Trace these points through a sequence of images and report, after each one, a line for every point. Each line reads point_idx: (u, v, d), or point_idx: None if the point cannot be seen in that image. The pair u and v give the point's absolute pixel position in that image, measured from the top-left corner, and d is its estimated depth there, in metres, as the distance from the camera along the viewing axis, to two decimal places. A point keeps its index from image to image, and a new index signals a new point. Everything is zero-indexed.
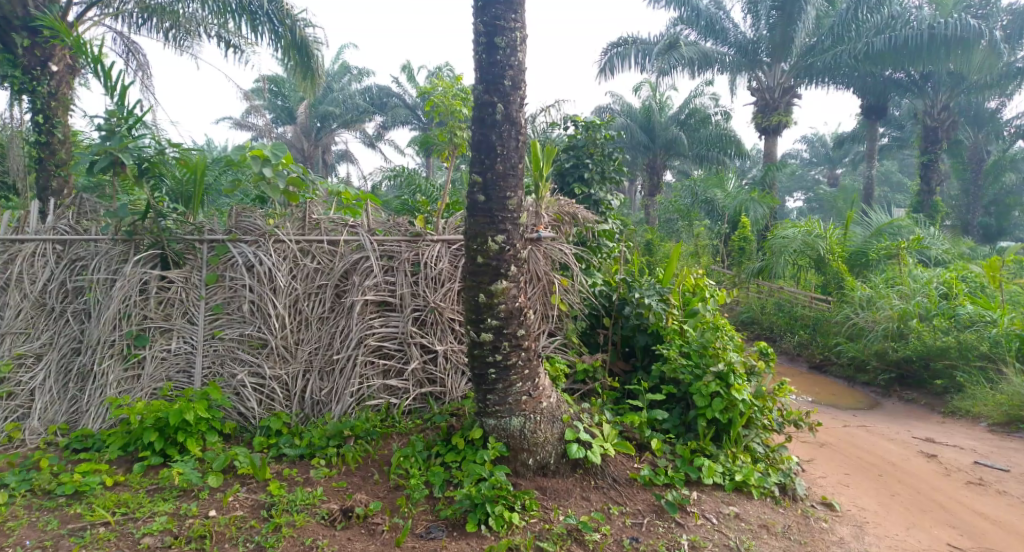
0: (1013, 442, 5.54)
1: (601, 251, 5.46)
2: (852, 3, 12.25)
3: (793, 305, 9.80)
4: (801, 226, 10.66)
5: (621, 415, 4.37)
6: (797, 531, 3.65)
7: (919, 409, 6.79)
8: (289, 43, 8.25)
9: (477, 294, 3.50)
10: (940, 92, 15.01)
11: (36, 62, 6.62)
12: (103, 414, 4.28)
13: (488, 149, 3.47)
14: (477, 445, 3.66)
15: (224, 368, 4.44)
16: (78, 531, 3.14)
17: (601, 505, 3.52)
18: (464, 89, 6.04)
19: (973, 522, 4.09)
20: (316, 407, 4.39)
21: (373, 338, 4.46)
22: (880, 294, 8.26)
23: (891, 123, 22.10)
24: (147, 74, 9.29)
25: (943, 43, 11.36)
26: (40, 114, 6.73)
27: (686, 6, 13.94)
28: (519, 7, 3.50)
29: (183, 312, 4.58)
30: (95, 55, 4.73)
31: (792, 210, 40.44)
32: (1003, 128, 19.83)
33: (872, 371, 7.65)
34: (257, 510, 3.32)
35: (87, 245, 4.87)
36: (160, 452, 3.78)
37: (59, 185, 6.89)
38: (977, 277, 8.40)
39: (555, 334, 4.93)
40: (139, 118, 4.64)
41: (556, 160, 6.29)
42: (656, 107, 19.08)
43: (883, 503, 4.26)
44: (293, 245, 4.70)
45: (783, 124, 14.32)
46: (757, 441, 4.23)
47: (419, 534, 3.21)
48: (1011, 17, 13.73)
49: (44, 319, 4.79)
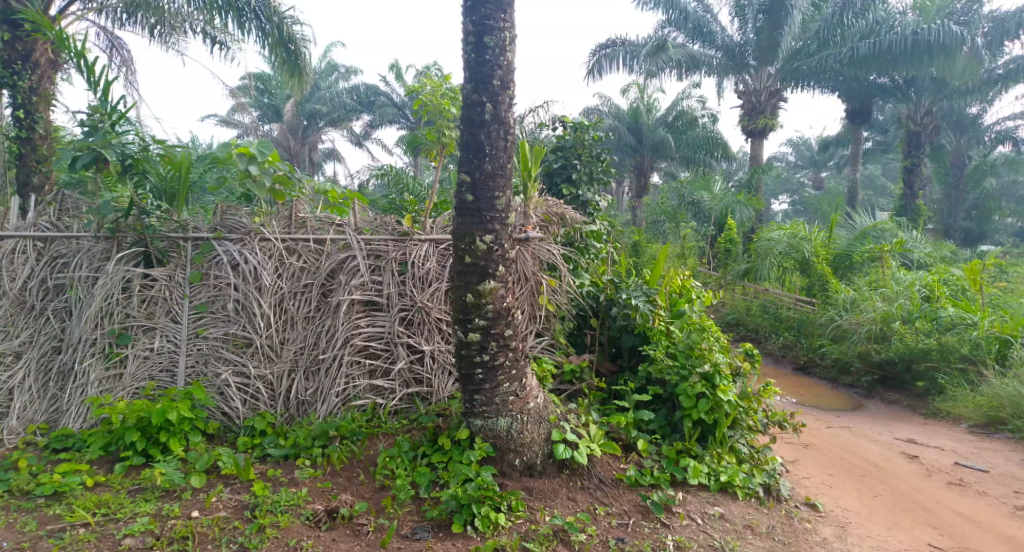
0: (992, 443, 5.63)
1: (588, 252, 5.52)
2: (838, 9, 12.32)
3: (777, 307, 9.88)
4: (786, 228, 10.78)
5: (607, 415, 4.38)
6: (782, 531, 3.68)
7: (901, 411, 6.88)
8: (277, 41, 8.20)
9: (465, 294, 3.49)
10: (923, 97, 15.21)
11: (16, 56, 6.51)
12: (84, 414, 4.22)
13: (476, 149, 3.47)
14: (464, 446, 3.65)
15: (207, 367, 4.40)
16: (58, 532, 3.09)
17: (587, 506, 3.53)
18: (453, 88, 5.99)
19: (954, 522, 4.15)
20: (301, 407, 4.36)
21: (359, 338, 4.44)
22: (864, 296, 8.37)
23: (875, 128, 22.39)
24: (131, 70, 9.17)
25: (926, 49, 11.55)
26: (21, 108, 6.60)
27: (674, 8, 14.03)
28: (508, 7, 3.50)
29: (166, 311, 4.53)
30: (78, 50, 4.67)
31: (777, 212, 40.86)
32: (984, 134, 19.89)
33: (855, 373, 7.73)
34: (240, 511, 3.29)
35: (69, 242, 4.80)
36: (142, 452, 3.73)
37: (40, 181, 6.73)
38: (958, 280, 8.50)
39: (542, 334, 4.95)
40: (123, 114, 4.59)
41: (544, 161, 6.28)
42: (644, 109, 19.24)
43: (866, 503, 4.31)
44: (279, 243, 4.65)
45: (770, 127, 14.46)
46: (742, 441, 4.25)
47: (405, 534, 3.20)
48: (991, 24, 13.98)
49: (23, 317, 4.71)
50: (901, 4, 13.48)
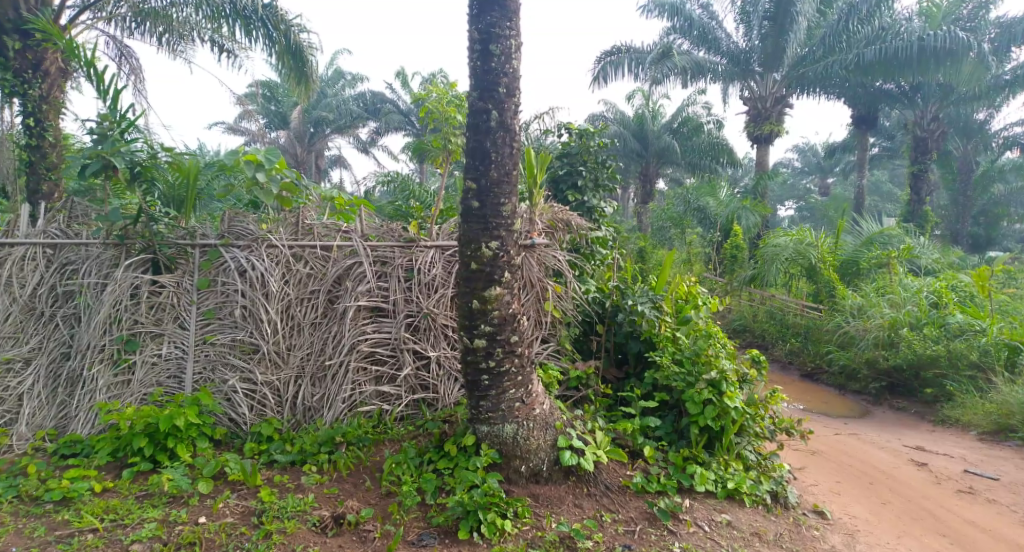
0: (1002, 451, 5.57)
1: (594, 258, 5.49)
2: (844, 14, 12.43)
3: (784, 313, 9.87)
4: (792, 234, 10.73)
5: (613, 422, 4.37)
6: (790, 539, 3.66)
7: (910, 418, 6.82)
8: (283, 49, 8.27)
9: (471, 299, 3.50)
10: (930, 103, 15.17)
11: (27, 65, 6.59)
12: (92, 420, 4.26)
13: (482, 156, 3.48)
14: (469, 452, 3.64)
15: (215, 374, 4.42)
16: (66, 538, 3.10)
17: (593, 513, 3.51)
18: (459, 96, 5.98)
19: (963, 530, 4.11)
20: (308, 413, 4.38)
21: (365, 344, 4.45)
22: (871, 302, 8.33)
23: (882, 134, 22.38)
24: (140, 78, 9.25)
25: (933, 55, 11.49)
26: (31, 117, 6.66)
27: (679, 15, 14.08)
28: (514, 15, 3.52)
29: (174, 317, 4.56)
30: (87, 59, 4.73)
31: (784, 217, 40.82)
32: (991, 140, 19.83)
33: (863, 379, 7.69)
34: (247, 516, 3.30)
35: (78, 249, 4.83)
36: (150, 458, 3.75)
37: (50, 188, 6.77)
38: (966, 286, 8.44)
39: (548, 341, 4.96)
40: (131, 122, 4.65)
41: (549, 167, 6.28)
42: (649, 115, 19.18)
43: (874, 511, 4.27)
44: (286, 250, 4.68)
45: (776, 133, 14.42)
46: (749, 448, 4.21)
47: (411, 541, 3.20)
48: (998, 30, 13.92)
49: (32, 323, 4.75)
50: (907, 10, 13.46)
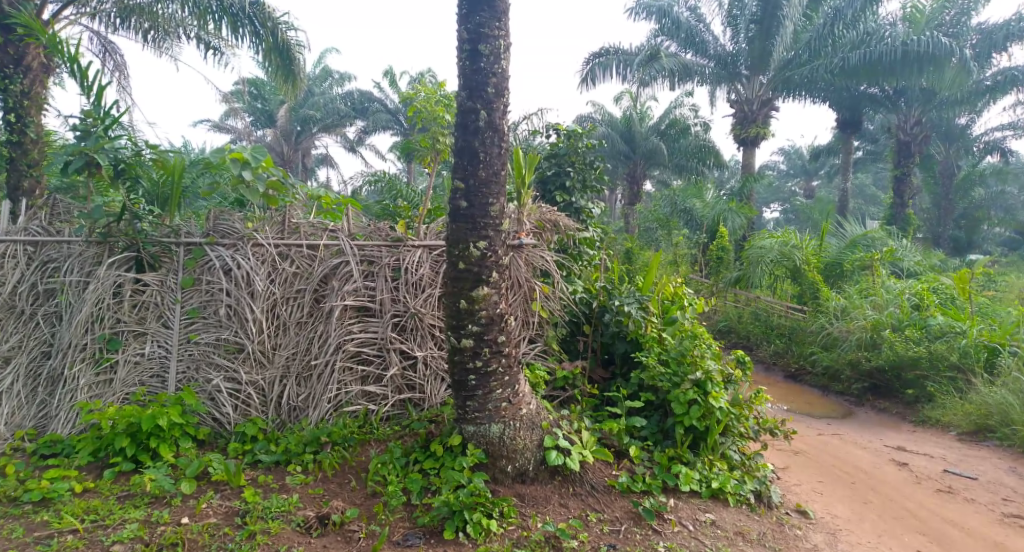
0: (981, 451, 5.67)
1: (581, 259, 5.52)
2: (829, 18, 12.53)
3: (769, 314, 9.96)
4: (778, 236, 10.86)
5: (599, 421, 4.39)
6: (773, 538, 3.69)
7: (891, 419, 6.91)
8: (270, 47, 8.21)
9: (458, 300, 3.50)
10: (913, 107, 15.35)
11: (8, 60, 6.48)
12: (73, 419, 4.21)
13: (470, 156, 3.48)
14: (456, 452, 3.63)
15: (198, 373, 4.39)
16: (45, 539, 3.06)
17: (579, 512, 3.53)
18: (447, 96, 6.01)
19: (942, 529, 4.17)
20: (293, 413, 4.36)
21: (351, 343, 4.42)
22: (854, 304, 8.44)
23: (865, 137, 22.66)
24: (124, 75, 9.16)
25: (916, 60, 11.65)
26: (11, 112, 6.55)
27: (667, 17, 14.09)
28: (503, 16, 3.52)
29: (157, 316, 4.52)
30: (71, 55, 4.67)
31: (770, 220, 41.17)
32: (972, 144, 20.11)
33: (846, 380, 7.79)
34: (230, 517, 3.27)
35: (59, 246, 4.76)
36: (132, 458, 3.71)
37: (31, 185, 6.68)
38: (948, 288, 8.55)
39: (535, 340, 4.98)
40: (115, 118, 4.62)
41: (538, 168, 6.29)
42: (637, 117, 19.31)
43: (856, 510, 4.32)
44: (272, 249, 4.63)
45: (761, 136, 14.53)
46: (734, 448, 4.25)
47: (396, 541, 3.19)
48: (980, 36, 14.10)
49: (12, 322, 4.67)
50: (891, 15, 13.64)
